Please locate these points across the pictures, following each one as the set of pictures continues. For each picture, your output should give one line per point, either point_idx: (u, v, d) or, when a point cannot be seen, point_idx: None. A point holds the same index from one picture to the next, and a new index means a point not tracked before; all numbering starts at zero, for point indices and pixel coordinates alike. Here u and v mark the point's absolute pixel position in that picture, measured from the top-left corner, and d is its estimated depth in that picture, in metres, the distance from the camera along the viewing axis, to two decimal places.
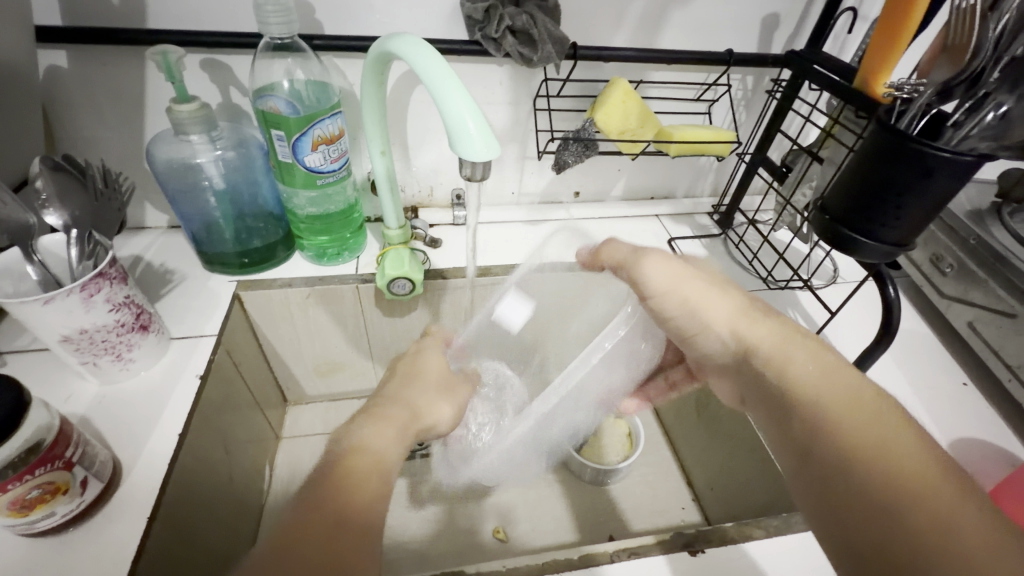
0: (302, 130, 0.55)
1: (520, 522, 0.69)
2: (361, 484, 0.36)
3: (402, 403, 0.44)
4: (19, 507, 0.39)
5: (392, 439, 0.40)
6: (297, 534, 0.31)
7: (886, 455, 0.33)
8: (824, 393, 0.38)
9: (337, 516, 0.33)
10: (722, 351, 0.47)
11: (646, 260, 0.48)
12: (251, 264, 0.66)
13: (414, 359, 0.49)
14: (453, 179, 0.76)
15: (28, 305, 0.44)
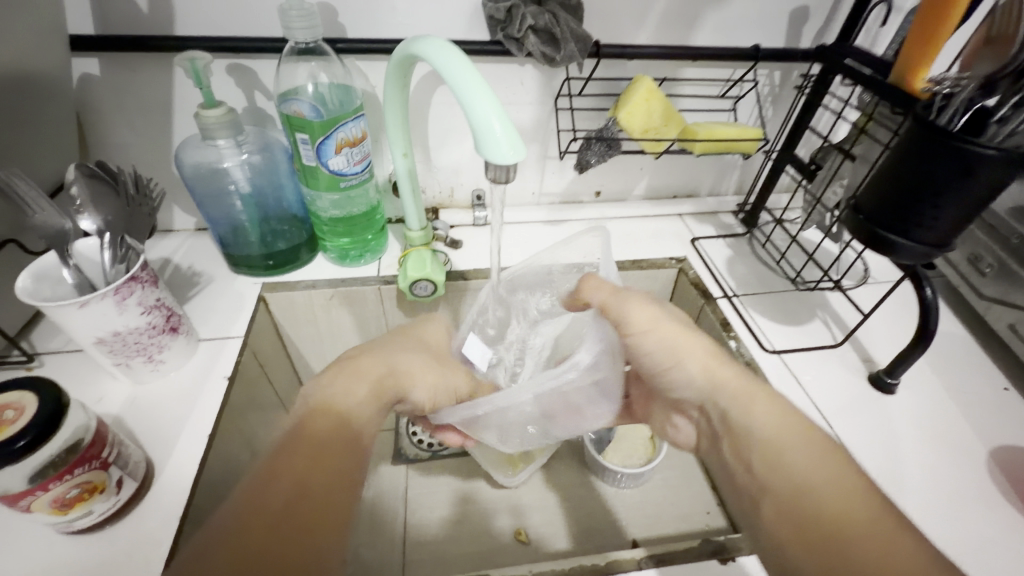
0: (325, 134, 0.55)
1: (542, 523, 0.69)
2: (333, 439, 0.37)
3: (380, 361, 0.45)
4: (59, 506, 0.40)
5: (365, 397, 0.41)
6: (264, 486, 0.33)
7: (838, 497, 0.34)
8: (784, 432, 0.39)
9: (307, 474, 0.34)
10: (691, 395, 0.47)
11: (629, 303, 0.47)
12: (275, 266, 0.67)
13: (401, 333, 0.51)
14: (474, 179, 0.76)
15: (66, 308, 0.45)
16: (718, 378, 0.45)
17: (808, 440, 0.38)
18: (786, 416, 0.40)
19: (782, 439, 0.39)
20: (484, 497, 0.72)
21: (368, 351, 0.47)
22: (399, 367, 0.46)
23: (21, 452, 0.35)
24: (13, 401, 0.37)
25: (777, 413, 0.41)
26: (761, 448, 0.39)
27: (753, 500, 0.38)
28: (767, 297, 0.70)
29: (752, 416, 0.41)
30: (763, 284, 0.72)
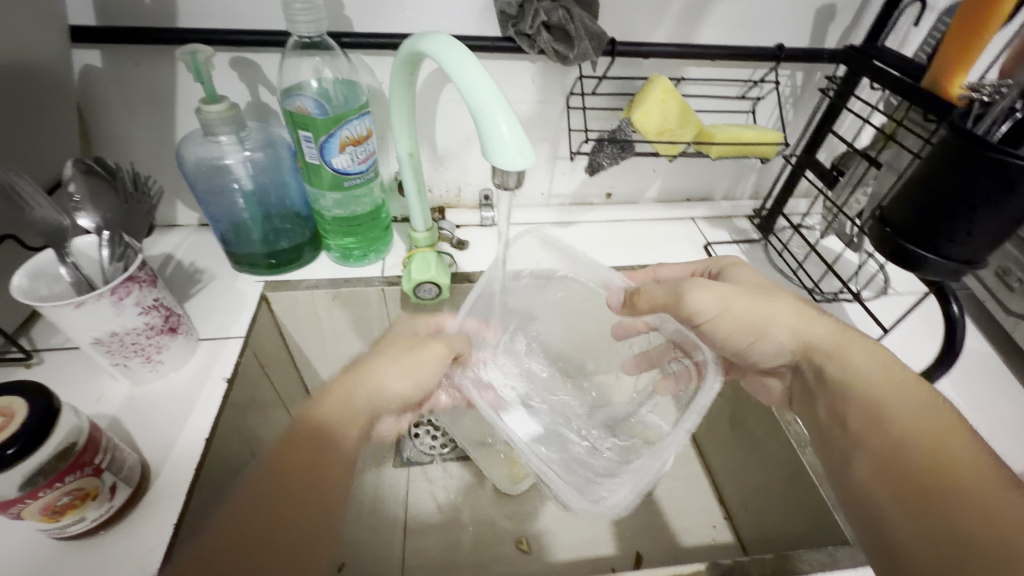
0: (329, 132, 0.54)
1: (545, 532, 0.67)
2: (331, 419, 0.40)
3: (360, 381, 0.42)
4: (51, 513, 0.39)
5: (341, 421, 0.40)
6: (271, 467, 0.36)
7: (940, 453, 0.36)
8: (888, 395, 0.41)
9: (306, 460, 0.37)
10: (782, 358, 0.49)
11: (688, 293, 0.48)
12: (278, 264, 0.66)
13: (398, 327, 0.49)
14: (482, 179, 0.74)
15: (62, 308, 0.45)
16: (810, 339, 0.47)
17: (909, 405, 0.40)
18: (895, 376, 0.42)
19: (887, 398, 0.41)
20: (486, 505, 0.70)
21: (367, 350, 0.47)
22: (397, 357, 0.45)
23: (10, 460, 0.34)
24: (2, 406, 0.36)
25: (881, 369, 0.43)
26: (861, 406, 0.42)
27: (847, 459, 0.42)
28: None
29: (851, 373, 0.43)
30: None
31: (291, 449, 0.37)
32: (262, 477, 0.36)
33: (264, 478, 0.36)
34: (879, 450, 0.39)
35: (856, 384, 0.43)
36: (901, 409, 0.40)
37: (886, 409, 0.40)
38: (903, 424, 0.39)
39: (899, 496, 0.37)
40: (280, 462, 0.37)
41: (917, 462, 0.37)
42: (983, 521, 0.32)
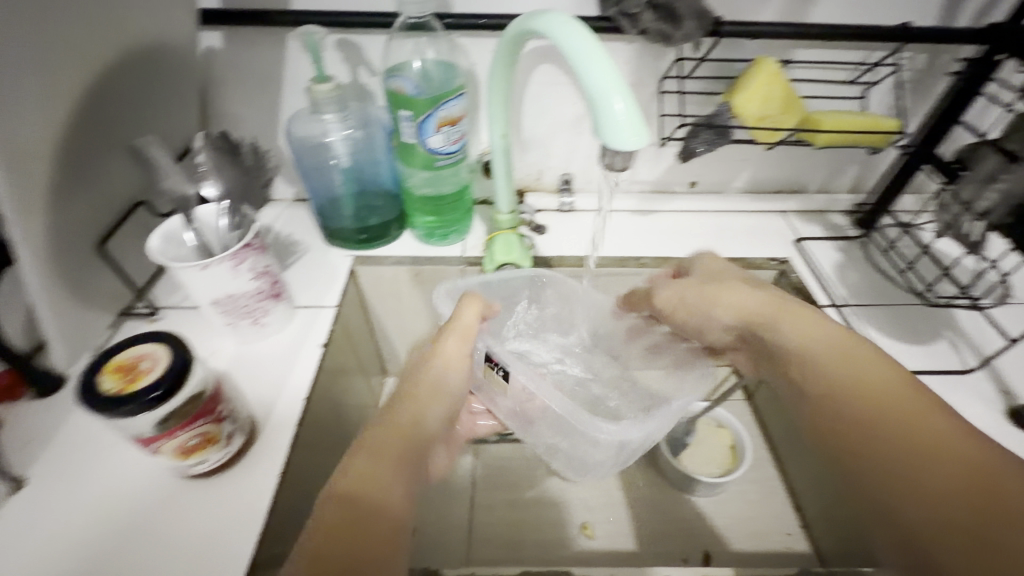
0: (427, 112, 0.55)
1: (610, 521, 0.67)
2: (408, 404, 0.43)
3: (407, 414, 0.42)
4: (183, 452, 0.43)
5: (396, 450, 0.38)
6: (348, 459, 0.37)
7: (935, 442, 0.34)
8: (869, 376, 0.39)
9: (371, 472, 0.36)
10: (728, 333, 0.50)
11: (655, 292, 0.55)
12: (367, 240, 0.68)
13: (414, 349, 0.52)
14: (564, 163, 0.74)
15: (190, 269, 0.49)
16: (751, 312, 0.47)
17: (904, 392, 0.37)
18: (832, 342, 0.42)
19: (860, 378, 0.39)
20: (550, 488, 0.71)
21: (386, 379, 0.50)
22: (439, 372, 0.46)
23: (157, 401, 0.38)
24: (148, 351, 0.41)
25: (825, 337, 0.43)
26: (848, 396, 0.39)
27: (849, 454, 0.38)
28: (882, 310, 0.63)
29: (796, 340, 0.44)
30: (880, 295, 0.65)
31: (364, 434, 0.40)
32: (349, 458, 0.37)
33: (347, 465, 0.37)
34: (882, 452, 0.36)
35: (804, 360, 0.43)
36: (851, 381, 0.39)
37: (838, 384, 0.40)
38: (845, 391, 0.39)
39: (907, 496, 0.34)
40: (358, 449, 0.38)
41: (913, 456, 0.35)
42: (911, 486, 0.34)
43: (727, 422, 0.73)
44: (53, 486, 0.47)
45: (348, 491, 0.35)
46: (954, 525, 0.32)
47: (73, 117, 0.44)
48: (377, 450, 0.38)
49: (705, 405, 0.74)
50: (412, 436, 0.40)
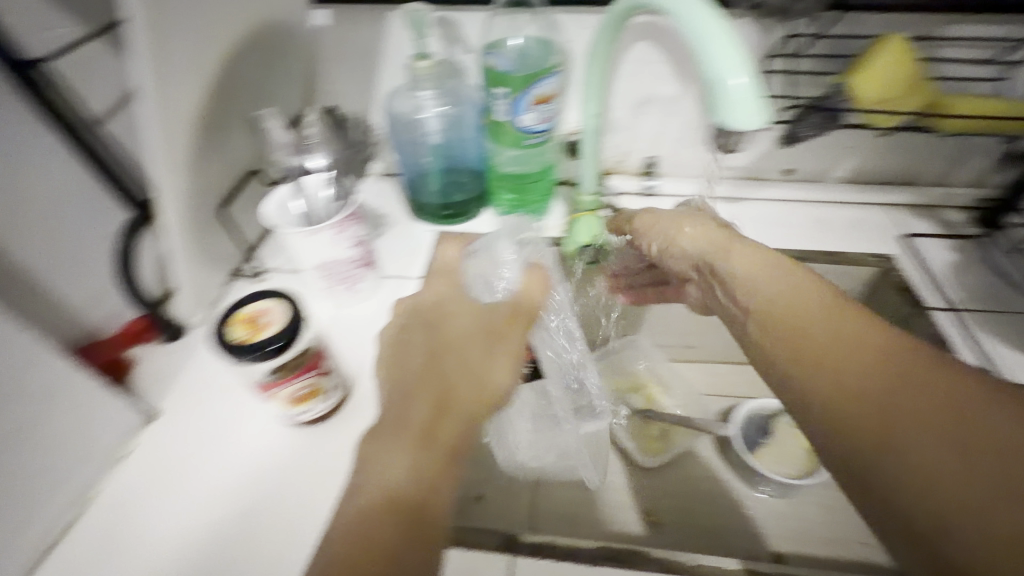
0: (523, 90, 0.56)
1: (676, 512, 0.66)
2: (457, 394, 0.42)
3: (437, 386, 0.42)
4: (292, 401, 0.47)
5: (420, 425, 0.39)
6: (388, 444, 0.38)
7: (873, 351, 0.38)
8: (806, 304, 0.43)
9: (420, 472, 0.37)
10: (687, 262, 0.56)
11: (641, 216, 0.60)
12: (451, 216, 0.70)
13: (445, 291, 0.50)
14: (650, 146, 0.72)
15: (300, 235, 0.53)
16: (716, 240, 0.52)
17: (832, 311, 0.42)
18: (778, 273, 0.47)
19: (794, 303, 0.43)
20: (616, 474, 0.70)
21: (416, 325, 0.47)
22: (487, 357, 0.45)
23: (273, 353, 0.42)
24: (267, 306, 0.45)
25: (762, 268, 0.48)
26: (792, 318, 0.43)
27: (801, 376, 0.40)
28: (1003, 317, 0.58)
29: (739, 269, 0.49)
30: (1001, 300, 0.59)
31: (404, 418, 0.40)
32: (388, 447, 0.38)
33: (387, 458, 0.37)
34: (829, 363, 0.39)
35: (752, 288, 0.47)
36: (788, 298, 0.44)
37: (783, 307, 0.44)
38: (788, 312, 0.43)
39: (868, 410, 0.36)
40: (399, 437, 0.38)
41: (865, 371, 0.37)
42: (869, 401, 0.36)
43: None
44: (178, 422, 0.53)
45: (392, 492, 0.36)
46: (906, 418, 0.34)
47: (211, 91, 0.48)
48: (422, 447, 0.38)
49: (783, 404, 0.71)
50: (460, 436, 0.40)
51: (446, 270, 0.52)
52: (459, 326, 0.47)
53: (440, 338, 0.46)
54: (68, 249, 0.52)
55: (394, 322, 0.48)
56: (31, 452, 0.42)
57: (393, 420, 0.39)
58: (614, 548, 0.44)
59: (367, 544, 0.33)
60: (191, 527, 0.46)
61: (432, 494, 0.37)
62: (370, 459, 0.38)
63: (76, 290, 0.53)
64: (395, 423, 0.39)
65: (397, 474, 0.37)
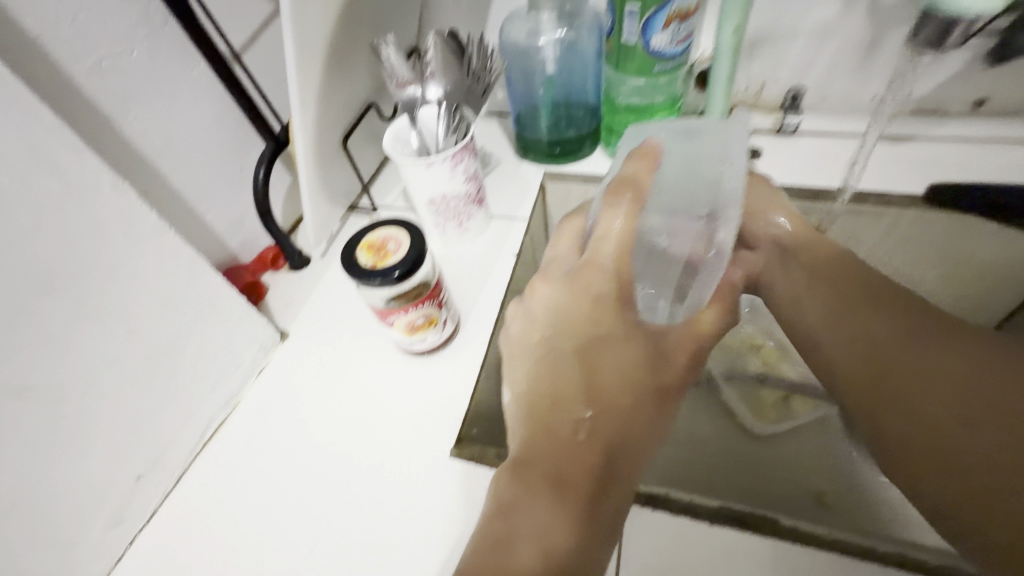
0: (660, 4, 0.49)
1: None
2: (622, 462, 0.37)
3: (598, 443, 0.36)
4: (410, 328, 0.49)
5: (578, 479, 0.35)
6: (550, 507, 0.35)
7: (932, 336, 0.39)
8: (871, 287, 0.43)
9: (581, 546, 0.34)
10: (763, 238, 0.51)
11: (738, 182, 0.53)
12: (560, 154, 0.66)
13: (609, 315, 0.40)
14: (797, 74, 0.62)
15: (417, 167, 0.53)
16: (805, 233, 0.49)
17: (895, 298, 0.42)
18: (847, 262, 0.46)
19: (858, 288, 0.44)
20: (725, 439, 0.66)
21: (568, 354, 0.39)
22: (654, 417, 0.39)
23: (395, 280, 0.43)
24: (391, 234, 0.45)
25: (831, 255, 0.47)
26: (850, 307, 0.43)
27: (868, 357, 0.41)
28: None
29: (818, 253, 0.47)
30: None
31: (567, 475, 0.35)
32: (547, 510, 0.35)
33: (545, 517, 0.34)
34: (898, 351, 0.39)
35: (820, 268, 0.47)
36: (851, 275, 0.45)
37: (843, 292, 0.44)
38: (850, 297, 0.44)
39: (925, 392, 0.37)
40: (562, 503, 0.35)
41: (923, 357, 0.38)
42: (938, 382, 0.37)
43: None
44: (305, 344, 0.57)
45: (550, 561, 0.33)
46: (975, 395, 0.35)
47: (339, 20, 0.48)
48: (586, 519, 0.35)
49: None
50: (621, 506, 0.37)
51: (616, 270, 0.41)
52: (625, 362, 0.39)
53: (595, 388, 0.38)
54: (213, 177, 0.56)
55: (542, 320, 0.42)
56: (193, 357, 0.48)
57: (555, 477, 0.35)
58: (737, 509, 0.41)
59: None
60: (320, 439, 0.51)
61: (585, 553, 0.34)
62: (526, 515, 0.35)
63: (221, 216, 0.58)
64: (557, 483, 0.35)
65: (549, 537, 0.34)
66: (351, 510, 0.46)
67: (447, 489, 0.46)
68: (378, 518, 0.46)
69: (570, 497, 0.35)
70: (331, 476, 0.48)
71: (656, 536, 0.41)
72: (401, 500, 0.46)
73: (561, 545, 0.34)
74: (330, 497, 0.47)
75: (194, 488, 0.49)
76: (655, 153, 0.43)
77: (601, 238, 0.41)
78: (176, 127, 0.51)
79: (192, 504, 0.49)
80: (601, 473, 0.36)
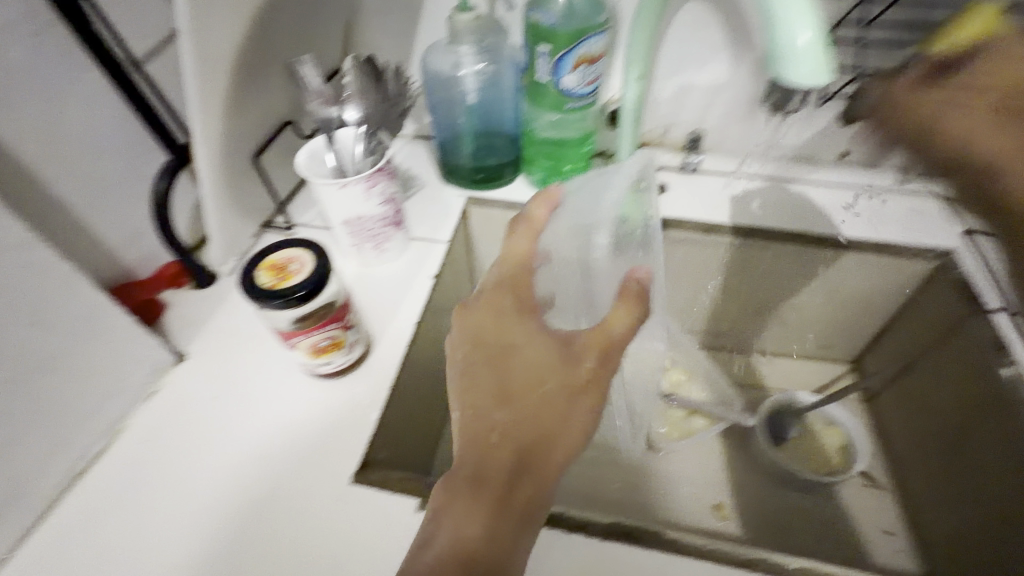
0: (568, 48, 0.53)
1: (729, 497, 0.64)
2: (541, 454, 0.37)
3: (515, 439, 0.37)
4: (315, 350, 0.47)
5: (494, 475, 0.36)
6: (467, 504, 0.35)
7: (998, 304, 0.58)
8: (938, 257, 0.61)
9: (496, 538, 0.34)
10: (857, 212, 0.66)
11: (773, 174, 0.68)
12: (482, 179, 0.68)
13: (512, 321, 0.42)
14: (698, 118, 0.68)
15: (330, 187, 0.53)
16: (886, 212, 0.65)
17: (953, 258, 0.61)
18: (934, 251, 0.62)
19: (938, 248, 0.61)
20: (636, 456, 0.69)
21: (482, 361, 0.41)
22: (569, 411, 0.38)
23: (299, 300, 0.42)
24: (296, 254, 0.44)
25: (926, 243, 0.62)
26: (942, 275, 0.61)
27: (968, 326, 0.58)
28: None
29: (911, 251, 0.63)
30: None
31: (484, 473, 0.36)
32: (464, 507, 0.35)
33: (461, 516, 0.34)
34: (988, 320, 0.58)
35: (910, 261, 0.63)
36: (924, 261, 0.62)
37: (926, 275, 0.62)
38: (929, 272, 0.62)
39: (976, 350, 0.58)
40: (478, 497, 0.35)
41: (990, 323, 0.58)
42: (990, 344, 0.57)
43: (838, 421, 0.67)
44: (204, 365, 0.54)
45: (464, 555, 0.33)
46: None
47: (251, 37, 0.48)
48: (499, 511, 0.35)
49: (815, 400, 0.68)
50: (539, 498, 0.36)
51: (516, 281, 0.45)
52: (535, 360, 0.40)
53: (507, 390, 0.39)
54: (106, 189, 0.52)
55: (461, 336, 0.43)
56: (68, 381, 0.44)
57: (472, 474, 0.36)
58: (626, 524, 0.43)
59: None
60: (215, 466, 0.48)
61: (505, 544, 0.34)
62: (445, 513, 0.35)
63: (114, 227, 0.54)
64: (474, 479, 0.35)
65: (467, 533, 0.34)
66: (245, 540, 0.44)
67: (349, 514, 0.45)
68: (273, 543, 0.44)
69: (485, 494, 0.35)
70: (225, 504, 0.46)
71: (552, 555, 0.42)
72: (299, 529, 0.44)
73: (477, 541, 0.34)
74: (222, 527, 0.44)
75: (62, 524, 0.45)
76: (556, 193, 0.52)
77: (506, 257, 0.48)
78: (62, 133, 0.47)
79: (57, 541, 0.44)
80: (520, 467, 0.36)
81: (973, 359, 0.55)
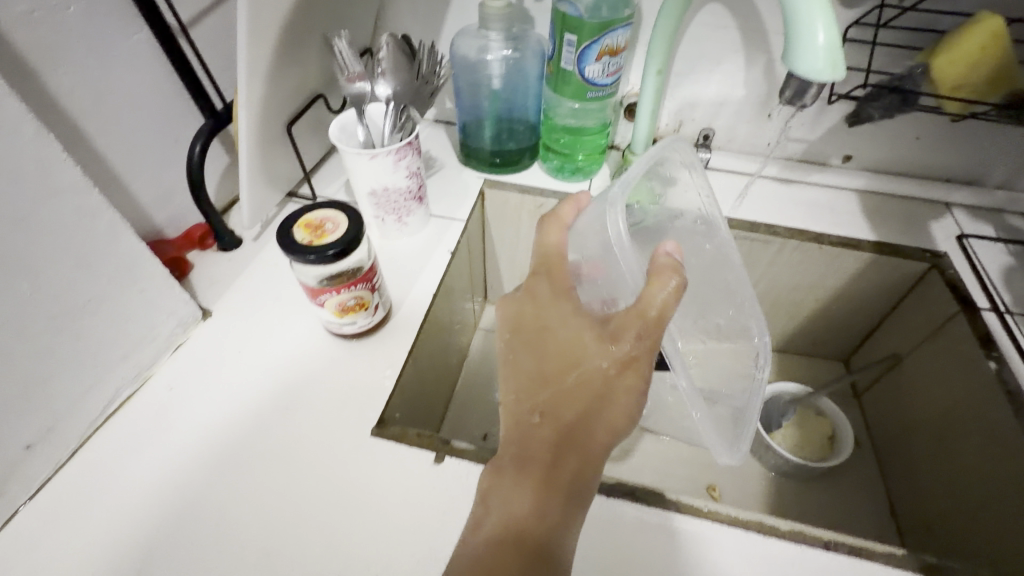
0: (594, 38, 0.56)
1: (722, 476, 0.67)
2: (580, 434, 0.40)
3: (555, 419, 0.40)
4: (341, 309, 0.50)
5: (537, 455, 0.39)
6: (513, 485, 0.39)
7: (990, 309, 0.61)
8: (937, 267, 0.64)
9: (541, 513, 0.38)
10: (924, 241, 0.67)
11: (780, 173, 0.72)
12: (501, 164, 0.71)
13: (548, 305, 0.44)
14: (710, 116, 0.71)
15: (361, 157, 0.55)
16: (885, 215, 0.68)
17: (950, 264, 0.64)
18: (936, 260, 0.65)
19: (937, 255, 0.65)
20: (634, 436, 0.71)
21: (522, 348, 0.44)
22: (607, 393, 0.40)
23: (332, 258, 0.44)
24: (331, 215, 0.47)
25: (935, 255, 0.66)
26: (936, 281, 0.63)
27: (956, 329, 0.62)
28: None
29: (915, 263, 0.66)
30: None
31: (527, 454, 0.40)
32: (512, 485, 0.39)
33: (509, 492, 0.38)
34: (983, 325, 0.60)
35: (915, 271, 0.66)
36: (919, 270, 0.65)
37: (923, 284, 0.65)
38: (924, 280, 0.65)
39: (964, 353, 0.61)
40: (523, 477, 0.39)
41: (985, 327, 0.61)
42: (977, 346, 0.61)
43: (829, 412, 0.70)
44: (229, 323, 0.56)
45: (512, 527, 0.37)
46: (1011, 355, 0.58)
47: (297, 9, 0.50)
48: (544, 488, 0.38)
49: (807, 391, 0.71)
50: (582, 475, 0.39)
51: (552, 273, 0.45)
52: (573, 343, 0.41)
53: (546, 374, 0.42)
54: (145, 148, 0.55)
55: (502, 323, 0.46)
56: (106, 324, 0.46)
57: (516, 457, 0.40)
58: (632, 485, 0.46)
59: (493, 563, 0.36)
60: (238, 415, 0.50)
61: (551, 517, 0.38)
62: (494, 493, 0.39)
63: (150, 186, 0.56)
64: (517, 462, 0.39)
65: (513, 507, 0.38)
66: (267, 484, 0.46)
67: (368, 464, 0.47)
68: (294, 486, 0.46)
69: (528, 471, 0.39)
70: (247, 449, 0.48)
71: None
72: (319, 475, 0.47)
73: (524, 514, 0.37)
74: (245, 472, 0.47)
75: (91, 462, 0.47)
76: (584, 198, 0.50)
77: (538, 254, 0.47)
78: (110, 90, 0.50)
79: (87, 475, 0.46)
80: (562, 447, 0.40)
81: (960, 356, 0.58)
